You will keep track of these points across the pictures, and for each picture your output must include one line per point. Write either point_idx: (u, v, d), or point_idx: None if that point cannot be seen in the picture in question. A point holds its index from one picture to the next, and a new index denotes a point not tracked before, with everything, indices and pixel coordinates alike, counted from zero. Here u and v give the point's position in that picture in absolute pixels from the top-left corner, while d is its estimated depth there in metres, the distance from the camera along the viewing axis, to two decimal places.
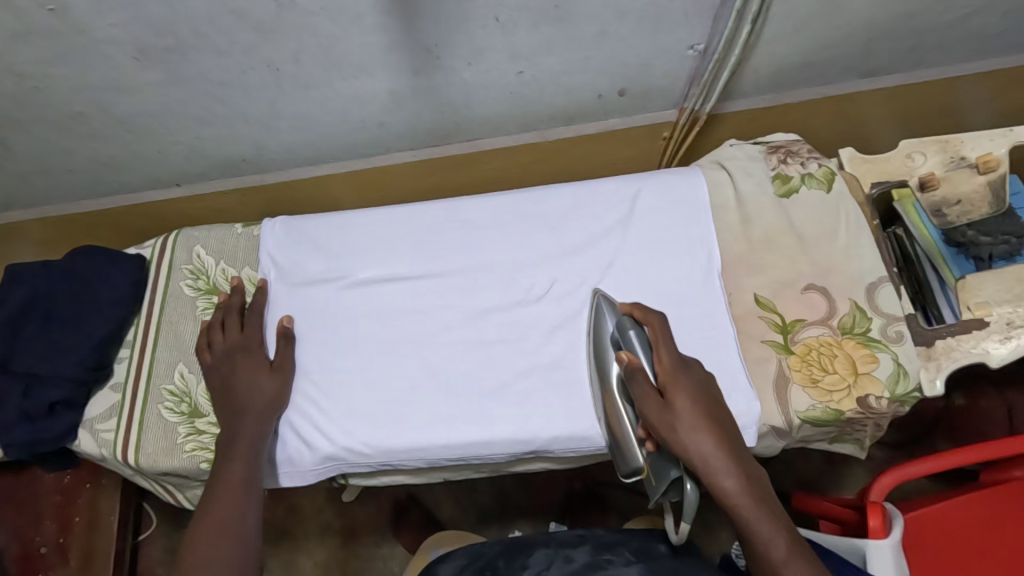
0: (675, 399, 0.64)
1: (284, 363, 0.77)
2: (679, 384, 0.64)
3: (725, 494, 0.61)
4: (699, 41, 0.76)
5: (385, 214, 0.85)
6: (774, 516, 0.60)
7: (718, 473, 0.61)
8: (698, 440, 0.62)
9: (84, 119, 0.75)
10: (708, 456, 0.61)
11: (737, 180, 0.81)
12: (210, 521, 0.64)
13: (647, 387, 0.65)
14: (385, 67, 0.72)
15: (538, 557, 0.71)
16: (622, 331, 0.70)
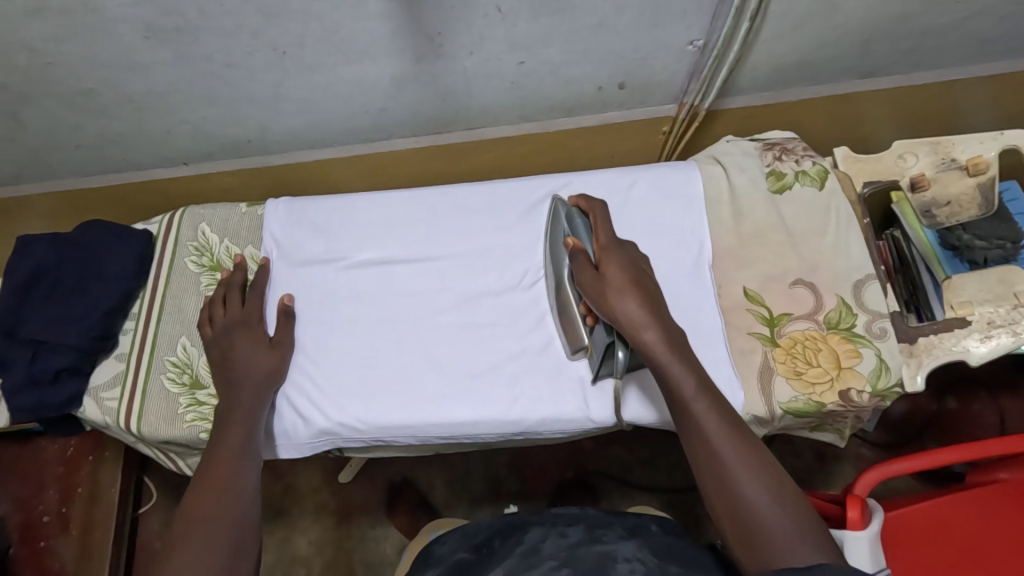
0: (608, 269, 0.69)
1: (282, 339, 0.78)
2: (613, 258, 0.70)
3: (669, 376, 0.63)
4: (698, 37, 0.77)
5: (385, 199, 0.86)
6: (691, 367, 0.64)
7: (660, 351, 0.64)
8: (625, 300, 0.66)
9: (93, 97, 0.76)
10: (630, 314, 0.66)
11: (731, 175, 0.82)
12: (209, 479, 0.65)
13: (583, 259, 0.71)
14: (388, 53, 0.73)
15: (535, 532, 0.73)
16: (570, 220, 0.77)
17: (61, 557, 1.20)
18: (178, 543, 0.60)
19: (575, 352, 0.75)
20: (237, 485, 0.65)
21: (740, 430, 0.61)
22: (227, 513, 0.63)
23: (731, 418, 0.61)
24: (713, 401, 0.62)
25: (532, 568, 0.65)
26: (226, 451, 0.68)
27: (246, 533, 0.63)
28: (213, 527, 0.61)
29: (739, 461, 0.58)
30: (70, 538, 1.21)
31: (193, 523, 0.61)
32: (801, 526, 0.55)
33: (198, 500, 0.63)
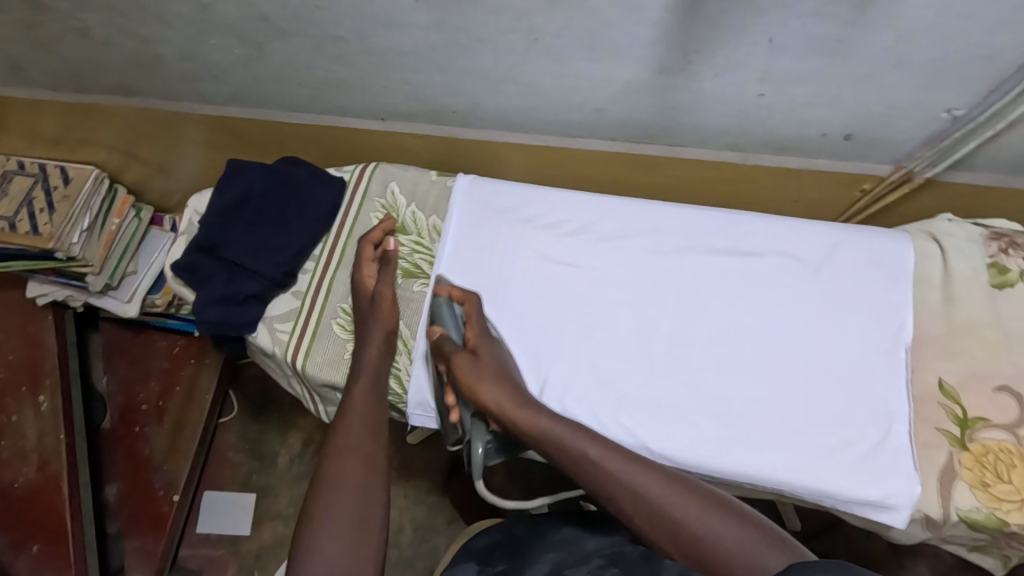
0: (481, 355, 0.74)
1: (383, 294, 0.80)
2: (481, 346, 0.75)
3: (568, 453, 0.66)
4: (959, 106, 0.72)
5: (577, 201, 0.86)
6: (600, 441, 0.67)
7: (556, 430, 0.68)
8: (491, 393, 0.71)
9: (339, 42, 0.78)
10: (501, 401, 0.70)
11: (949, 257, 0.77)
12: (345, 441, 0.68)
13: (450, 349, 0.75)
14: (637, 58, 0.71)
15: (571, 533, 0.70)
16: (437, 310, 0.80)
17: (151, 444, 1.42)
18: (319, 505, 0.63)
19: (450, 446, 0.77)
20: (373, 452, 0.68)
21: (676, 480, 0.63)
22: (363, 481, 0.65)
23: (646, 465, 0.65)
24: (625, 457, 0.65)
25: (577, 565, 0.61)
26: (360, 416, 0.71)
27: (380, 499, 0.65)
28: (354, 495, 0.64)
29: (701, 512, 0.60)
30: (162, 430, 1.42)
31: (332, 484, 0.65)
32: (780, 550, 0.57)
33: (335, 462, 0.66)
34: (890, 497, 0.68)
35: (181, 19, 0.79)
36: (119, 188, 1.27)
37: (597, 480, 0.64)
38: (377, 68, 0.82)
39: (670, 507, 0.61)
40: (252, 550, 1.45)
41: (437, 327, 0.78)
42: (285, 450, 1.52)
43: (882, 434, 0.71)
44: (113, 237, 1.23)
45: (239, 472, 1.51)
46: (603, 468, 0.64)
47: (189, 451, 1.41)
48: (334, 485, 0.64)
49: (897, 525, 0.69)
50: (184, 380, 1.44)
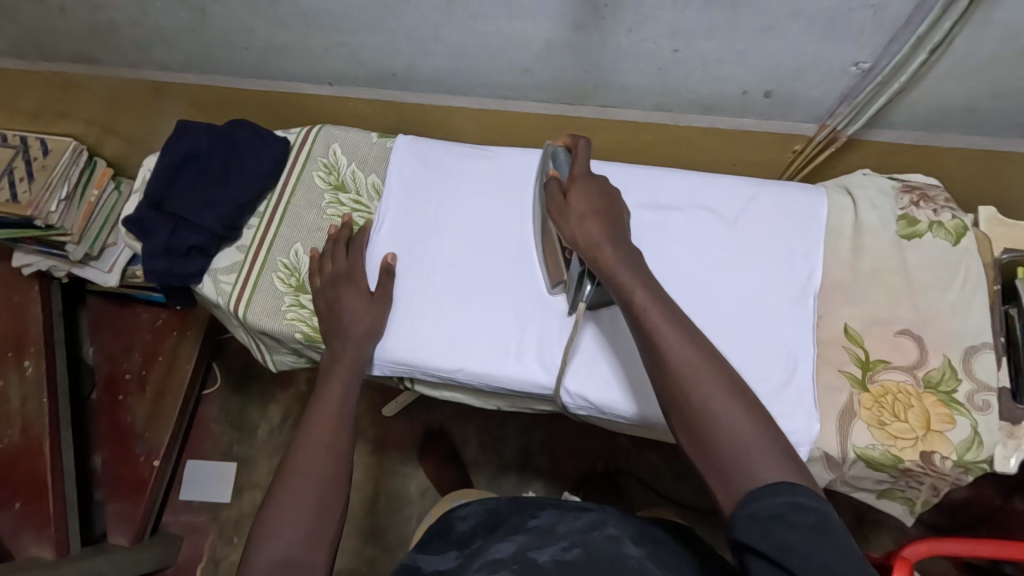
0: (570, 197, 0.72)
1: (382, 294, 0.81)
2: (581, 184, 0.73)
3: (626, 293, 0.63)
4: (865, 60, 0.74)
5: (505, 157, 0.90)
6: (659, 296, 0.62)
7: (614, 270, 0.65)
8: (588, 221, 0.69)
9: (273, 4, 0.82)
10: (589, 238, 0.68)
11: (860, 210, 0.79)
12: (314, 435, 0.70)
13: (556, 186, 0.75)
14: (551, 15, 0.74)
15: (548, 514, 0.77)
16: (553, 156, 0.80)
17: (134, 413, 1.47)
18: (278, 497, 0.65)
19: (554, 287, 0.81)
20: (339, 452, 0.69)
21: (715, 361, 0.57)
22: (323, 480, 0.67)
23: (694, 335, 0.59)
24: (679, 325, 0.59)
25: (542, 548, 0.68)
26: (329, 414, 0.72)
27: (338, 496, 0.67)
28: (315, 489, 0.66)
29: (724, 396, 0.54)
30: (144, 398, 1.48)
31: (296, 475, 0.67)
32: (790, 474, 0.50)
33: (300, 457, 0.68)
34: (790, 434, 0.71)
35: None
36: (99, 161, 1.32)
37: (639, 320, 0.60)
38: (314, 30, 0.86)
39: (695, 381, 0.55)
40: (231, 517, 1.50)
41: (550, 170, 0.78)
42: (266, 422, 1.57)
43: (788, 377, 0.74)
44: (91, 209, 1.29)
45: (221, 442, 1.56)
46: (648, 325, 0.60)
47: (169, 419, 1.46)
48: (294, 477, 0.66)
49: (797, 462, 0.72)
50: (166, 351, 1.50)
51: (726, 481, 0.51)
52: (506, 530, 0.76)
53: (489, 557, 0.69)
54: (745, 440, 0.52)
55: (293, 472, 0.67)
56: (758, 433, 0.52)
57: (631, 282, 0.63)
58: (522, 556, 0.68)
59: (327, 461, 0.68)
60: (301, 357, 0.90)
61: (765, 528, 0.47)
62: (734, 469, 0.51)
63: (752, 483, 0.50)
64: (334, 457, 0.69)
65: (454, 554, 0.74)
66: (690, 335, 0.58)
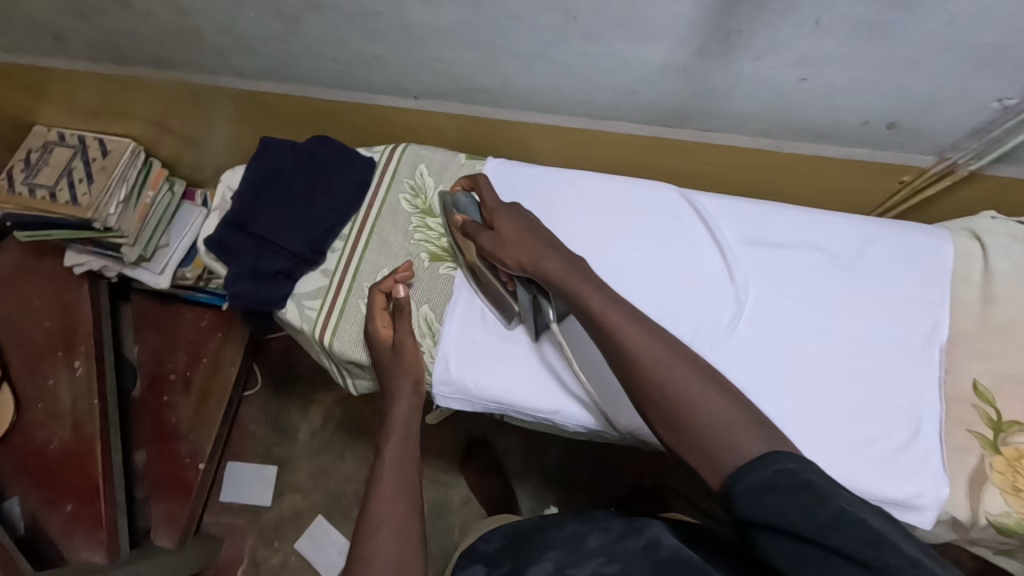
0: (498, 225, 0.76)
1: (405, 341, 0.78)
2: (501, 209, 0.78)
3: (579, 296, 0.65)
4: (1011, 96, 0.69)
5: (605, 185, 0.85)
6: (606, 294, 0.65)
7: (566, 278, 0.67)
8: (506, 227, 0.75)
9: (375, 17, 0.77)
10: (525, 258, 0.71)
11: (991, 256, 0.75)
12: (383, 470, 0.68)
13: (474, 225, 0.79)
14: (675, 39, 0.70)
15: (574, 525, 0.75)
16: (455, 200, 0.84)
17: (178, 413, 1.46)
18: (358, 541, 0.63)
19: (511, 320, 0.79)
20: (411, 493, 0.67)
21: (671, 345, 0.59)
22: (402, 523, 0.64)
23: (648, 328, 0.61)
24: (633, 321, 0.61)
25: (578, 565, 0.66)
26: (399, 454, 0.70)
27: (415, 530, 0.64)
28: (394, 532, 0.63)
29: (692, 380, 0.56)
30: (189, 400, 1.46)
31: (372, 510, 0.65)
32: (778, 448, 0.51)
33: (374, 497, 0.66)
34: (918, 497, 0.67)
35: None
36: (154, 161, 1.30)
37: (594, 325, 0.63)
38: (411, 44, 0.82)
39: (663, 373, 0.57)
40: (271, 520, 1.49)
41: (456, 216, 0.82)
42: (307, 424, 1.55)
43: (914, 433, 0.70)
44: (147, 210, 1.25)
45: (261, 443, 1.55)
46: (605, 326, 0.62)
47: (215, 421, 1.45)
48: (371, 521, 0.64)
49: (923, 527, 0.67)
50: (210, 353, 1.48)
51: (715, 465, 0.52)
52: (538, 545, 0.75)
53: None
54: (721, 422, 0.53)
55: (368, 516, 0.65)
56: (732, 411, 0.54)
57: (575, 284, 0.66)
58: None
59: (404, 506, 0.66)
60: None
61: (760, 502, 0.47)
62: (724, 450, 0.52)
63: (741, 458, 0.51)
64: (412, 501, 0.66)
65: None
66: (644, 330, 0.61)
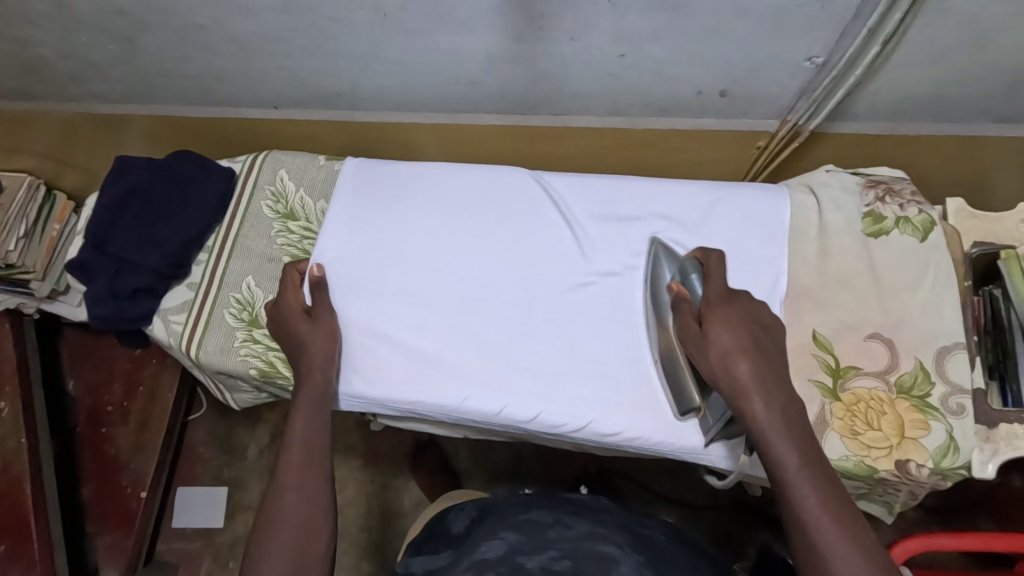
0: (712, 328, 0.64)
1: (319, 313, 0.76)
2: (719, 313, 0.65)
3: (761, 432, 0.59)
4: (819, 54, 0.71)
5: (460, 173, 0.85)
6: (798, 435, 0.58)
7: (759, 410, 0.60)
8: (725, 336, 0.63)
9: (202, 31, 0.79)
10: (737, 380, 0.61)
11: (823, 209, 0.77)
12: (286, 480, 0.66)
13: (690, 313, 0.68)
14: (491, 27, 0.71)
15: (540, 515, 0.75)
16: (684, 274, 0.74)
17: (118, 444, 1.42)
18: (255, 549, 0.63)
19: (684, 413, 0.71)
20: (312, 490, 0.66)
21: (853, 520, 0.54)
22: (302, 521, 0.64)
23: (831, 494, 0.56)
24: (814, 465, 0.57)
25: (530, 554, 0.66)
26: (300, 449, 0.68)
27: (319, 539, 0.64)
28: (289, 536, 0.63)
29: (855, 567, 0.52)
30: (127, 429, 1.43)
31: (269, 525, 0.64)
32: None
33: (273, 501, 0.65)
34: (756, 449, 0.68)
35: (45, 18, 0.80)
36: (58, 194, 1.25)
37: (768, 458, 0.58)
38: (250, 54, 0.83)
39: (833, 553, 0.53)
40: (225, 541, 1.48)
41: (675, 283, 0.73)
42: (254, 442, 1.54)
43: None
44: (54, 243, 1.21)
45: (210, 467, 1.53)
46: (779, 453, 0.58)
47: (156, 446, 1.42)
48: (267, 523, 0.64)
49: None
50: (146, 381, 1.45)
51: None
52: (499, 525, 0.73)
53: (479, 557, 0.68)
54: None
55: (266, 517, 0.64)
56: None
57: (746, 383, 0.61)
58: (509, 561, 0.65)
59: (302, 506, 0.65)
60: (261, 393, 0.87)
61: None
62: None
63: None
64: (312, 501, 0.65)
65: (447, 559, 0.70)
66: (805, 442, 0.58)
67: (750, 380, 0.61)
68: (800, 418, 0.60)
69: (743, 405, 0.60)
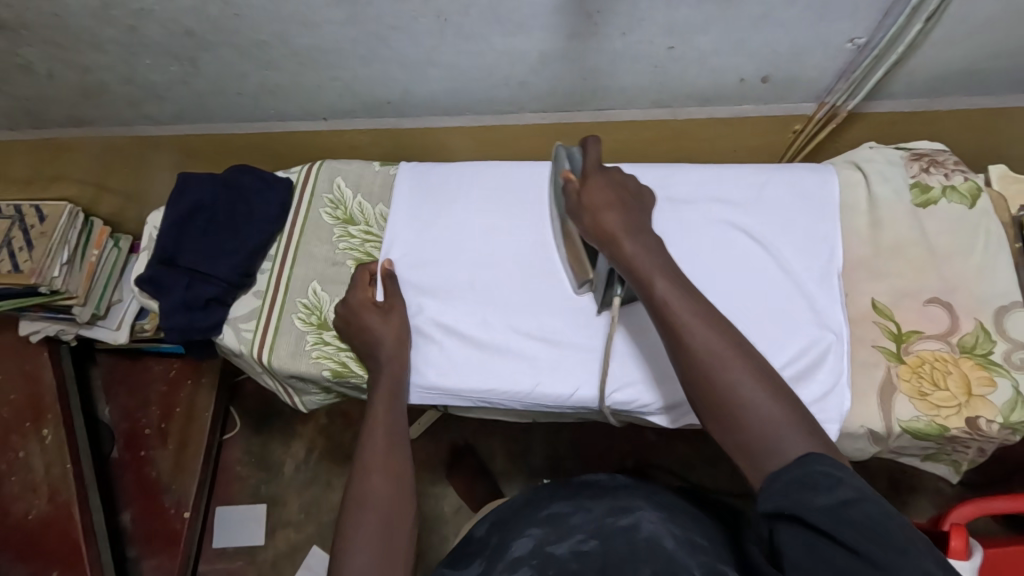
0: (589, 192, 0.69)
1: (392, 305, 0.80)
2: (597, 181, 0.70)
3: (643, 279, 0.62)
4: (861, 35, 0.75)
5: (507, 170, 0.88)
6: (673, 276, 0.61)
7: (643, 266, 0.63)
8: (601, 195, 0.69)
9: (265, 47, 0.82)
10: (616, 229, 0.66)
11: (871, 183, 0.80)
12: (372, 463, 0.69)
13: (573, 187, 0.72)
14: (545, 27, 0.75)
15: (561, 503, 0.72)
16: (568, 153, 0.77)
17: (158, 466, 1.43)
18: (348, 527, 0.65)
19: (581, 286, 0.80)
20: (397, 470, 0.69)
21: (737, 340, 0.56)
22: (388, 502, 0.67)
23: (723, 330, 0.57)
24: (680, 285, 0.60)
25: (559, 540, 0.65)
26: (379, 433, 0.71)
27: (406, 517, 0.67)
28: (379, 514, 0.66)
29: (745, 373, 0.54)
30: (167, 451, 1.44)
31: (358, 505, 0.66)
32: (785, 410, 0.52)
33: (362, 480, 0.68)
34: (818, 412, 0.71)
35: (110, 42, 0.83)
36: (95, 221, 1.25)
37: (649, 301, 0.61)
38: (308, 69, 0.86)
39: (720, 371, 0.54)
40: (268, 559, 1.45)
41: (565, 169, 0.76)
42: (291, 458, 1.52)
43: (820, 356, 0.73)
44: (94, 270, 1.22)
45: (248, 485, 1.51)
46: (647, 281, 0.61)
47: (195, 467, 1.42)
48: (358, 504, 0.66)
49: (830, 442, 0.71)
50: (183, 402, 1.45)
51: (757, 464, 0.51)
52: (522, 522, 0.71)
53: (510, 557, 0.66)
54: (771, 419, 0.52)
55: (356, 498, 0.67)
56: (784, 412, 0.52)
57: (615, 229, 0.66)
58: (541, 553, 0.64)
59: (389, 487, 0.68)
60: (330, 394, 0.89)
61: (789, 500, 0.47)
62: (761, 445, 0.51)
63: (781, 459, 0.50)
64: (399, 482, 0.68)
65: (481, 559, 0.69)
66: (670, 267, 0.63)
67: (620, 230, 0.66)
68: (663, 255, 0.64)
69: (615, 248, 0.65)
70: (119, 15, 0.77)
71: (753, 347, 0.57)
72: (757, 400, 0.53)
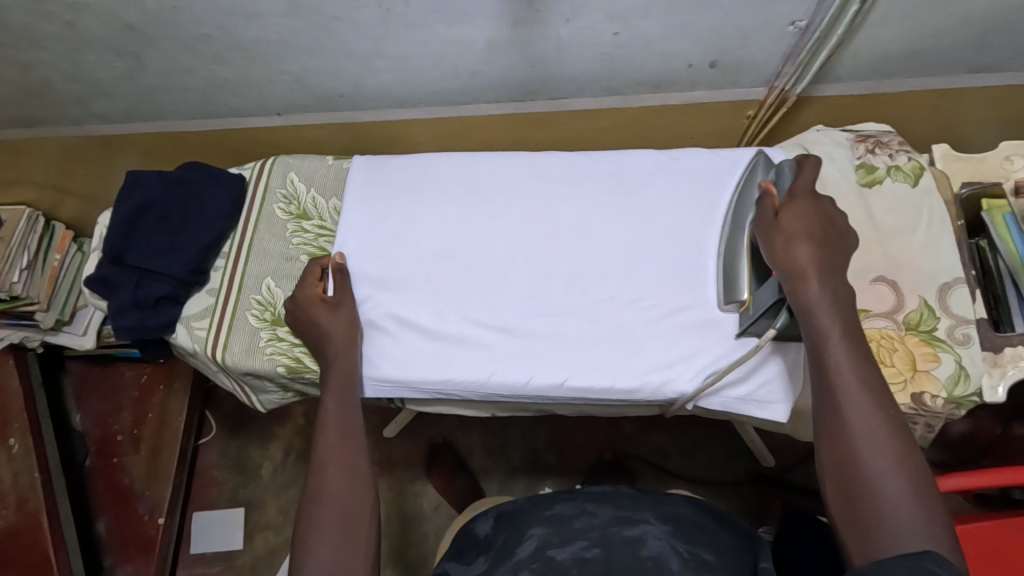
0: (786, 218, 0.67)
1: (341, 300, 0.80)
2: (799, 204, 0.68)
3: (816, 327, 0.61)
4: (802, 18, 0.76)
5: (461, 161, 0.88)
6: (855, 336, 0.60)
7: (817, 311, 0.61)
8: (798, 223, 0.66)
9: (209, 41, 0.81)
10: (804, 264, 0.64)
11: (818, 164, 0.80)
12: (326, 456, 0.68)
13: (771, 203, 0.70)
14: (489, 14, 0.75)
15: (565, 504, 0.73)
16: (779, 172, 0.74)
17: (131, 473, 1.41)
18: (308, 522, 0.65)
19: (728, 303, 0.75)
20: (352, 462, 0.69)
21: (892, 416, 0.56)
22: (344, 494, 0.66)
23: (884, 405, 0.56)
24: (854, 347, 0.59)
25: (561, 545, 0.66)
26: (333, 426, 0.71)
27: (366, 508, 0.66)
28: (337, 507, 0.65)
29: (881, 448, 0.54)
30: (140, 457, 1.41)
31: (317, 499, 0.66)
32: (917, 500, 0.51)
33: (318, 474, 0.67)
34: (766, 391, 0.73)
35: (50, 39, 0.81)
36: (57, 224, 1.23)
37: (815, 351, 0.61)
38: (255, 62, 0.85)
39: (867, 439, 0.54)
40: (246, 563, 1.44)
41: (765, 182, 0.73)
42: (268, 461, 1.50)
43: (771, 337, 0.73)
44: (56, 274, 1.20)
45: (225, 489, 1.48)
46: (822, 326, 0.61)
47: (168, 472, 1.40)
48: (315, 498, 0.66)
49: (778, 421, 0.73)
50: (155, 408, 1.43)
51: (866, 539, 0.51)
52: (525, 522, 0.71)
53: (514, 559, 0.66)
54: (890, 499, 0.51)
55: (314, 492, 0.66)
56: (912, 502, 0.51)
57: (804, 263, 0.64)
58: (542, 556, 0.65)
59: (347, 480, 0.67)
60: (288, 391, 0.88)
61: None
62: (875, 522, 0.51)
63: (891, 543, 0.50)
64: (355, 474, 0.68)
65: (484, 558, 0.69)
66: (846, 320, 0.61)
67: (810, 268, 0.63)
68: (848, 310, 0.62)
69: (799, 284, 0.63)
70: (55, 9, 0.76)
71: (911, 432, 0.55)
72: (888, 479, 0.52)
